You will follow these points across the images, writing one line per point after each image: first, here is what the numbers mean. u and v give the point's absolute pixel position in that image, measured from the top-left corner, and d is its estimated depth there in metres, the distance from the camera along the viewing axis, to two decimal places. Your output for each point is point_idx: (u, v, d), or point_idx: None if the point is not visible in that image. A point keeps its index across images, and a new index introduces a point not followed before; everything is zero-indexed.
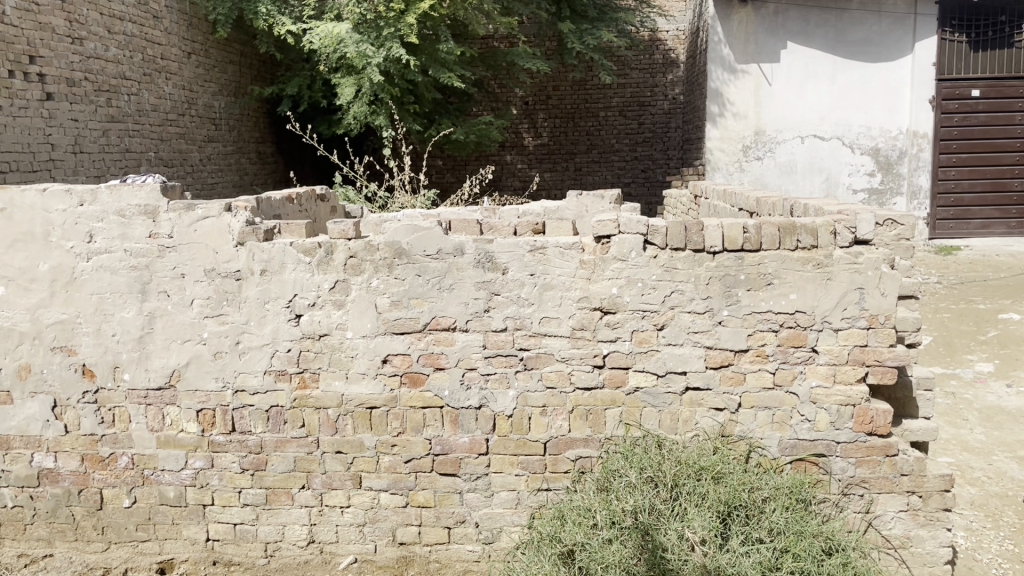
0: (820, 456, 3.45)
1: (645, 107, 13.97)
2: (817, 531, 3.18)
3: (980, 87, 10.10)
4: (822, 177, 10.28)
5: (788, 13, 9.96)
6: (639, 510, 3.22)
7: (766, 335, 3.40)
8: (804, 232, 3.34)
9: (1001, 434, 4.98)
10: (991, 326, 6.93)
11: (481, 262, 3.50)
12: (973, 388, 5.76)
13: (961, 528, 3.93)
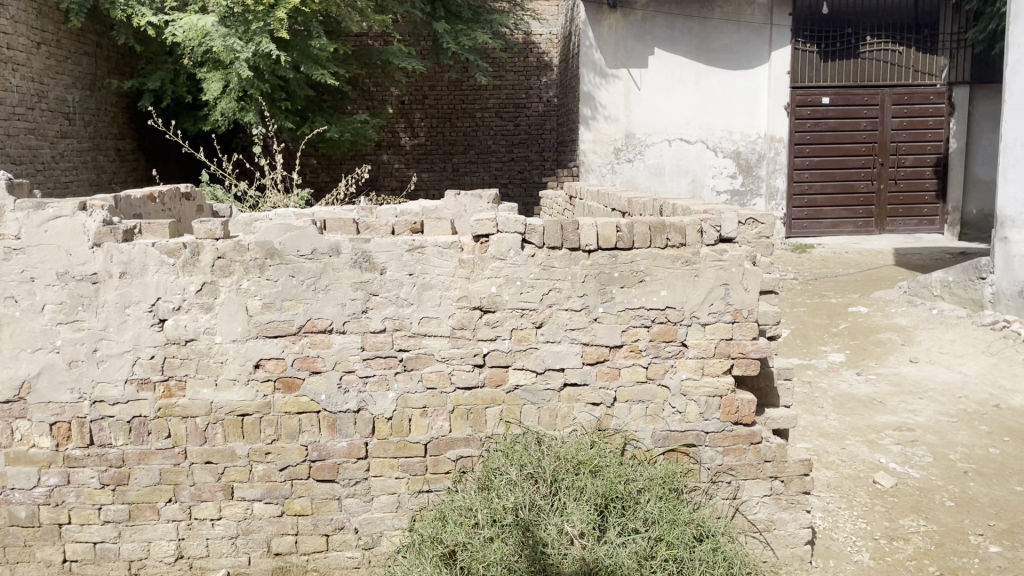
0: (690, 446, 3.58)
1: (520, 108, 14.15)
2: (688, 519, 3.31)
3: (829, 95, 10.86)
4: (688, 178, 10.73)
5: (655, 20, 10.39)
6: (519, 507, 3.25)
7: (639, 330, 3.51)
8: (673, 230, 3.47)
9: (852, 419, 5.33)
10: (842, 318, 7.44)
11: (357, 262, 3.44)
12: (827, 377, 6.15)
13: (818, 509, 4.18)
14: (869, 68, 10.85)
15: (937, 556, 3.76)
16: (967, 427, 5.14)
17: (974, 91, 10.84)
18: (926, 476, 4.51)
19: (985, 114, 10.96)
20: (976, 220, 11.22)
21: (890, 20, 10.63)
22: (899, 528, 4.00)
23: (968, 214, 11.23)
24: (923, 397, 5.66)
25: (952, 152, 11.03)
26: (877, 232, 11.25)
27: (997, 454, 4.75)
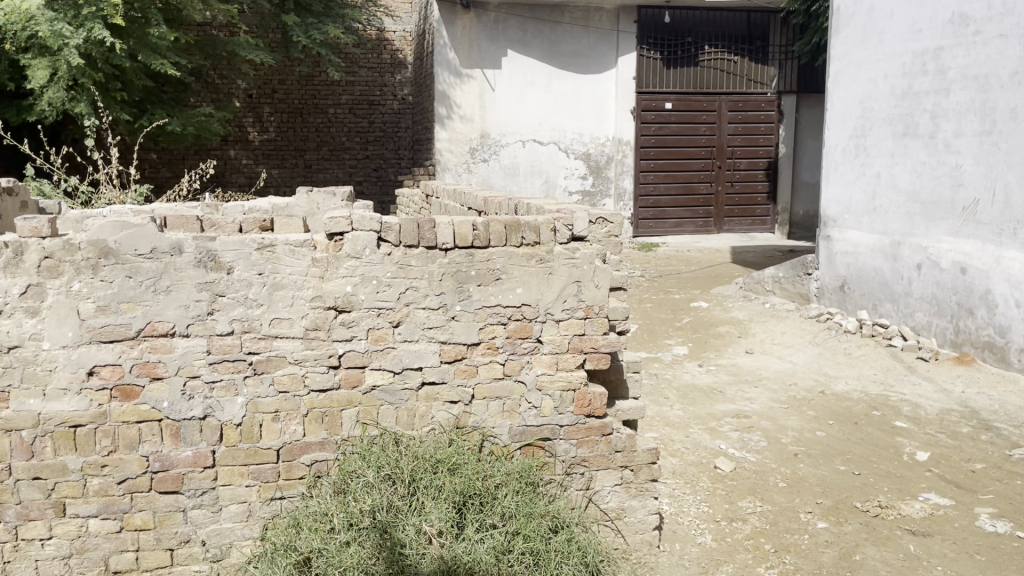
0: (546, 440, 3.66)
1: (374, 106, 13.99)
2: (544, 511, 3.38)
3: (671, 100, 12.05)
4: (541, 179, 11.61)
5: (507, 23, 11.12)
6: (377, 509, 3.21)
7: (496, 328, 3.55)
8: (527, 229, 3.54)
9: (695, 408, 5.63)
10: (685, 313, 7.84)
11: (202, 261, 3.28)
12: (672, 369, 6.46)
13: (666, 495, 4.39)
14: (706, 76, 12.17)
15: (772, 534, 4.02)
16: (797, 412, 5.54)
17: (799, 101, 12.54)
18: (761, 459, 4.83)
19: (808, 122, 12.67)
20: (802, 220, 12.88)
21: (725, 31, 12.02)
22: (737, 509, 4.26)
23: (795, 214, 12.86)
24: (758, 385, 6.06)
25: (780, 156, 12.66)
26: (715, 231, 12.75)
27: (822, 436, 5.14)
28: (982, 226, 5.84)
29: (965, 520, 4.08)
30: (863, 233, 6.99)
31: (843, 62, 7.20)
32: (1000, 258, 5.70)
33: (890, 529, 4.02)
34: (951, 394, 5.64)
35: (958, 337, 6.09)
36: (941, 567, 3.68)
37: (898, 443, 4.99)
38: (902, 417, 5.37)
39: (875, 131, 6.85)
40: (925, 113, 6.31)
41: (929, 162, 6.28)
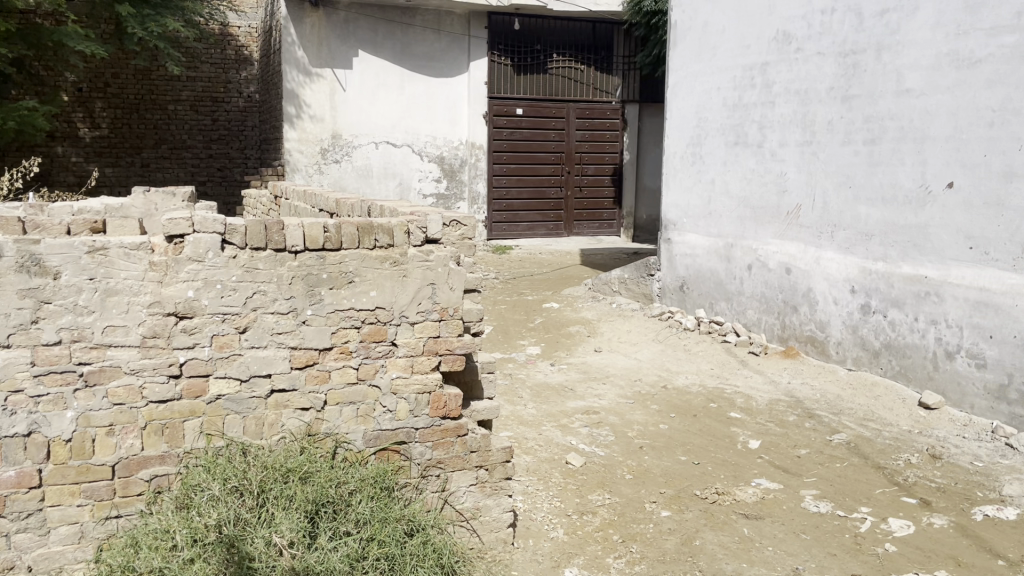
0: (401, 443, 3.65)
1: (218, 103, 13.44)
2: (399, 516, 3.37)
3: (522, 107, 12.65)
4: (395, 181, 11.92)
5: (358, 23, 11.34)
6: (223, 523, 3.06)
7: (348, 332, 3.50)
8: (380, 231, 3.52)
9: (548, 407, 5.77)
10: (537, 314, 8.04)
11: (24, 266, 3.05)
12: (525, 368, 6.60)
13: (520, 493, 4.48)
14: (554, 83, 12.84)
15: (619, 525, 4.19)
16: (642, 407, 5.79)
17: (641, 109, 13.44)
18: (609, 454, 5.02)
19: (649, 130, 13.63)
20: (646, 224, 13.85)
21: (572, 40, 12.76)
22: (587, 503, 4.41)
23: (640, 218, 13.82)
24: (606, 382, 6.29)
25: (625, 163, 13.54)
26: (565, 234, 13.47)
27: (666, 429, 5.40)
28: (804, 229, 6.32)
29: (793, 502, 4.39)
30: (700, 236, 7.42)
31: (680, 74, 7.61)
32: (820, 259, 6.18)
33: (727, 514, 4.28)
34: (779, 384, 6.07)
35: (785, 333, 6.56)
36: (771, 548, 3.94)
37: (734, 433, 5.32)
38: (736, 408, 5.73)
39: (709, 140, 7.28)
40: (754, 123, 6.77)
41: (758, 169, 6.74)
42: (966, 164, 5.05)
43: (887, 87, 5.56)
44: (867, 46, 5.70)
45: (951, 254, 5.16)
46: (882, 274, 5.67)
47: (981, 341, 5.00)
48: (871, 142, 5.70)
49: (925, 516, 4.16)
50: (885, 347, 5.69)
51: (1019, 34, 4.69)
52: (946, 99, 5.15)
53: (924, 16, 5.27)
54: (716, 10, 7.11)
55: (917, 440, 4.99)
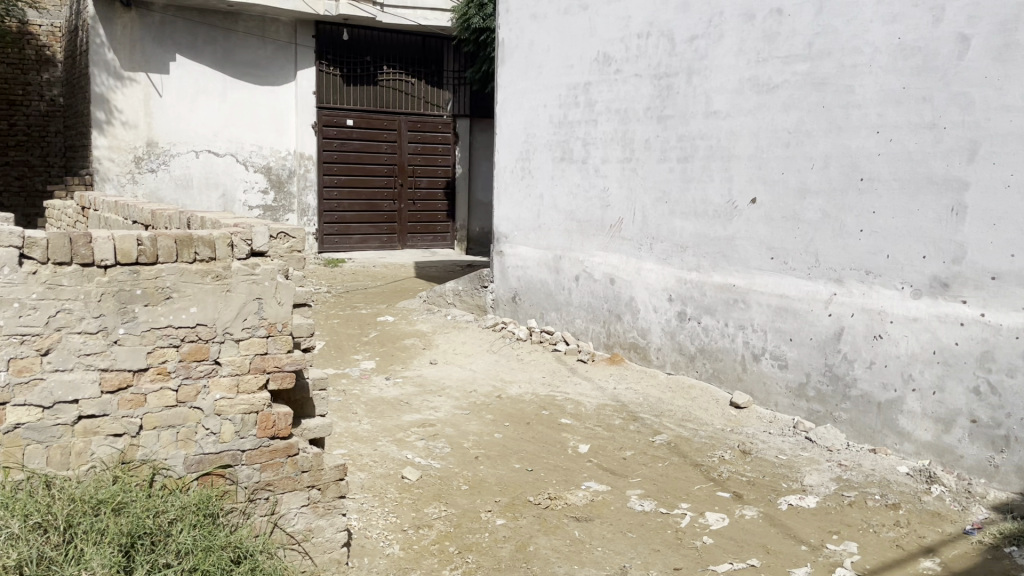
0: (226, 467, 3.48)
1: (16, 106, 12.30)
2: (225, 542, 3.22)
3: (353, 117, 12.71)
4: (218, 192, 11.66)
5: (175, 25, 11.06)
6: (25, 563, 2.75)
7: (166, 351, 3.30)
8: (201, 244, 3.35)
9: (383, 421, 5.70)
10: (371, 328, 7.96)
11: None
12: (359, 384, 6.48)
13: (354, 511, 4.39)
14: (386, 95, 12.97)
15: (455, 536, 4.20)
16: (476, 417, 5.85)
17: (472, 124, 13.80)
18: (445, 465, 5.03)
19: (481, 144, 14.01)
20: (479, 237, 14.18)
21: (400, 53, 12.94)
22: (423, 516, 4.40)
23: (472, 232, 14.13)
24: (441, 394, 6.31)
25: (457, 177, 13.82)
26: (399, 247, 13.56)
27: (500, 438, 5.48)
28: (627, 241, 6.63)
29: (620, 502, 4.58)
30: (531, 249, 7.62)
31: (509, 91, 7.80)
32: (640, 269, 6.50)
33: (558, 518, 4.39)
34: (606, 390, 6.33)
35: (610, 340, 6.85)
36: (600, 548, 4.09)
37: (564, 438, 5.48)
38: (567, 414, 5.91)
39: (537, 155, 7.51)
40: (578, 140, 7.05)
41: (583, 184, 7.02)
42: (766, 181, 5.49)
43: (697, 108, 5.96)
44: (679, 70, 6.08)
45: (755, 263, 5.60)
46: (697, 283, 6.04)
47: (783, 344, 5.44)
48: (684, 160, 6.08)
49: (738, 509, 4.46)
50: (699, 351, 6.07)
51: (809, 63, 5.17)
52: (749, 120, 5.58)
53: (729, 44, 5.69)
54: (542, 29, 7.36)
55: (729, 437, 5.35)
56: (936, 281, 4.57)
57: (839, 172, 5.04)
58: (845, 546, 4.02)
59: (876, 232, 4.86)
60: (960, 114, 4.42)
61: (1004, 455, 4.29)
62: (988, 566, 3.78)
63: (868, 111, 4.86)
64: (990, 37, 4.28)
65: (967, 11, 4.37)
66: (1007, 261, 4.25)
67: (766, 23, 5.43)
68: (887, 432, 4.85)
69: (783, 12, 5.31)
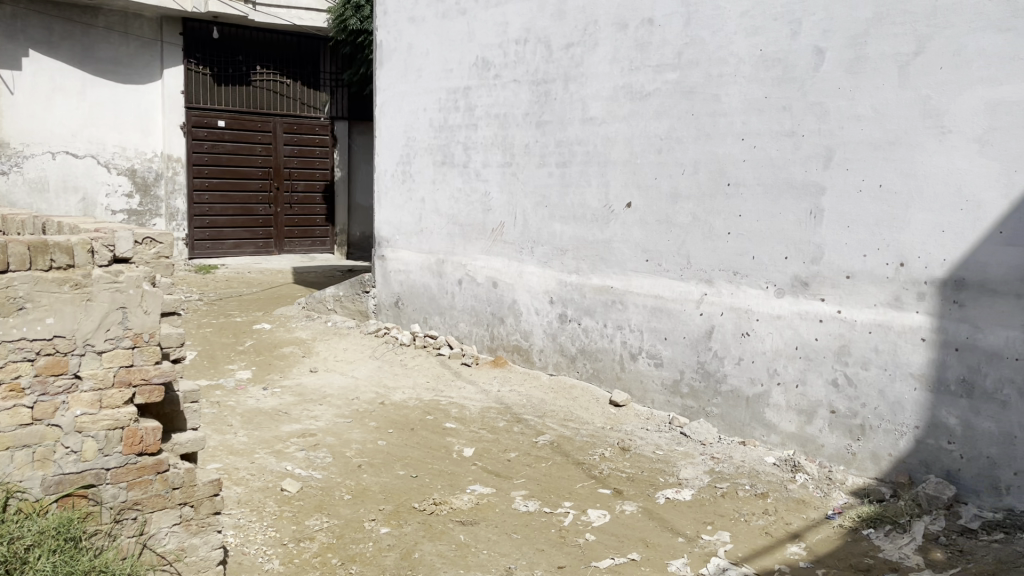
0: (89, 487, 3.26)
1: None
2: (88, 566, 3.02)
3: (225, 118, 12.35)
4: (78, 196, 11.32)
5: (29, 20, 10.76)
6: None
7: (20, 365, 3.09)
8: (57, 251, 3.16)
9: (260, 433, 5.52)
10: (247, 336, 7.70)
11: None
12: (235, 395, 6.24)
13: (230, 527, 4.22)
14: (259, 96, 12.68)
15: (338, 547, 4.11)
16: (359, 425, 5.75)
17: (350, 127, 13.60)
18: (327, 475, 4.92)
19: (361, 147, 13.83)
20: (360, 242, 13.96)
21: (276, 54, 12.72)
22: (304, 529, 4.28)
23: (353, 236, 13.90)
24: (322, 403, 6.16)
25: (337, 181, 13.58)
26: (276, 252, 13.20)
27: (384, 445, 5.41)
28: (508, 245, 6.70)
29: (504, 504, 4.61)
30: (412, 253, 7.57)
31: (388, 94, 7.74)
32: (522, 273, 6.58)
33: (443, 523, 4.37)
34: (490, 393, 6.35)
35: (493, 343, 6.88)
36: (486, 551, 4.10)
37: (449, 443, 5.46)
38: (451, 418, 5.89)
39: (417, 159, 7.48)
40: (458, 144, 7.06)
41: (464, 188, 7.04)
42: (641, 186, 5.67)
43: (574, 114, 6.08)
44: (556, 76, 6.19)
45: (632, 266, 5.76)
46: (576, 286, 6.17)
47: (658, 343, 5.62)
48: (562, 165, 6.20)
49: (618, 504, 4.58)
50: (580, 352, 6.19)
51: (679, 72, 5.37)
52: (623, 127, 5.75)
53: (603, 52, 5.85)
54: (420, 33, 7.33)
55: (609, 435, 5.47)
56: (797, 280, 4.84)
57: (707, 178, 5.26)
58: (719, 536, 4.19)
59: (742, 234, 5.10)
60: (817, 123, 4.70)
61: (861, 443, 4.59)
62: (849, 548, 4.02)
63: (734, 119, 5.10)
64: (842, 50, 4.57)
65: (821, 25, 4.65)
66: (860, 261, 4.55)
67: (638, 32, 5.61)
68: (755, 425, 5.09)
69: (653, 22, 5.49)
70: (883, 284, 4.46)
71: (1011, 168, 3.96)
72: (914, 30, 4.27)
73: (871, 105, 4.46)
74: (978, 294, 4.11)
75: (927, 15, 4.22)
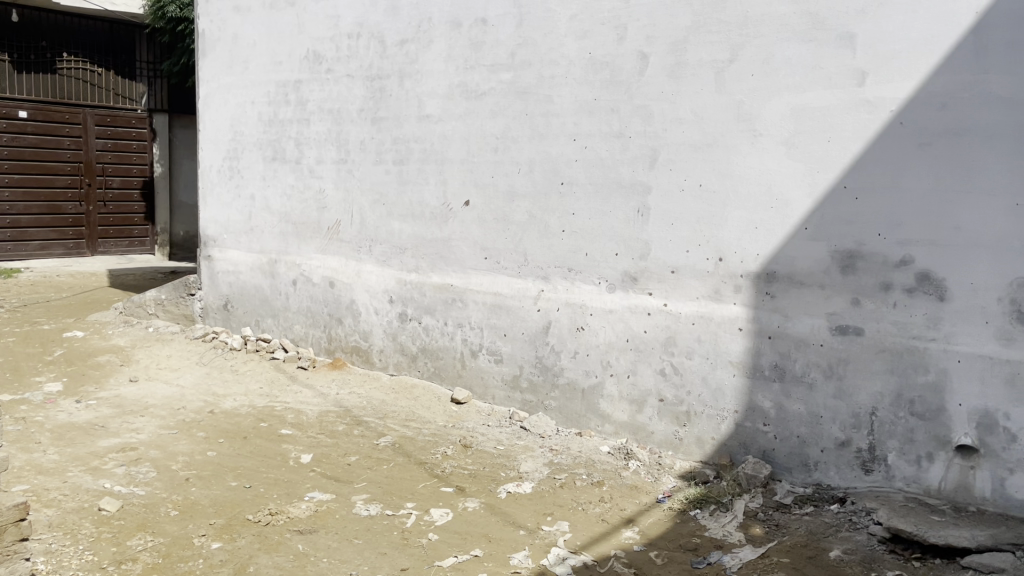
0: None
1: None
2: None
3: (27, 109, 11.47)
4: None
5: None
6: None
7: None
8: None
9: (73, 449, 5.09)
10: (56, 345, 7.08)
11: None
12: (43, 410, 5.72)
13: (40, 554, 3.86)
14: (67, 86, 11.80)
15: (164, 567, 3.86)
16: (186, 436, 5.43)
17: (171, 120, 12.86)
18: (151, 491, 4.61)
19: (183, 141, 13.04)
20: (184, 242, 13.20)
21: (86, 41, 11.91)
22: (126, 550, 3.98)
23: (176, 236, 13.13)
24: (144, 414, 5.77)
25: (157, 177, 12.77)
26: (88, 253, 12.29)
27: (214, 456, 5.14)
28: (344, 244, 6.55)
29: (344, 509, 4.50)
30: (242, 253, 7.26)
31: (213, 85, 7.37)
32: (359, 272, 6.45)
33: (280, 534, 4.21)
34: (328, 396, 6.18)
35: (331, 345, 6.71)
36: (326, 559, 3.98)
37: (285, 450, 5.27)
38: (287, 425, 5.68)
39: (246, 155, 7.16)
40: (289, 139, 6.83)
41: (297, 186, 6.82)
42: (478, 185, 5.70)
43: (410, 111, 6.03)
44: (390, 73, 6.11)
45: (471, 264, 5.79)
46: (415, 285, 6.12)
47: (498, 339, 5.68)
48: (400, 163, 6.13)
49: (461, 502, 4.58)
50: (421, 351, 6.14)
51: (513, 73, 5.45)
52: (459, 125, 5.77)
53: (437, 49, 5.83)
54: (247, 23, 7.03)
55: (451, 433, 5.47)
56: (627, 276, 5.04)
57: (542, 176, 5.37)
58: (558, 527, 4.29)
59: (576, 232, 5.25)
60: (642, 124, 4.91)
61: (687, 428, 4.85)
62: (678, 530, 4.24)
63: (566, 119, 5.24)
64: (664, 55, 4.80)
65: (645, 31, 4.86)
66: (684, 256, 4.80)
67: (471, 32, 5.64)
68: (591, 416, 5.26)
69: (486, 22, 5.55)
70: (704, 278, 4.73)
71: (814, 169, 4.31)
72: (728, 38, 4.55)
73: (692, 109, 4.71)
74: (787, 286, 4.44)
75: (739, 25, 4.51)
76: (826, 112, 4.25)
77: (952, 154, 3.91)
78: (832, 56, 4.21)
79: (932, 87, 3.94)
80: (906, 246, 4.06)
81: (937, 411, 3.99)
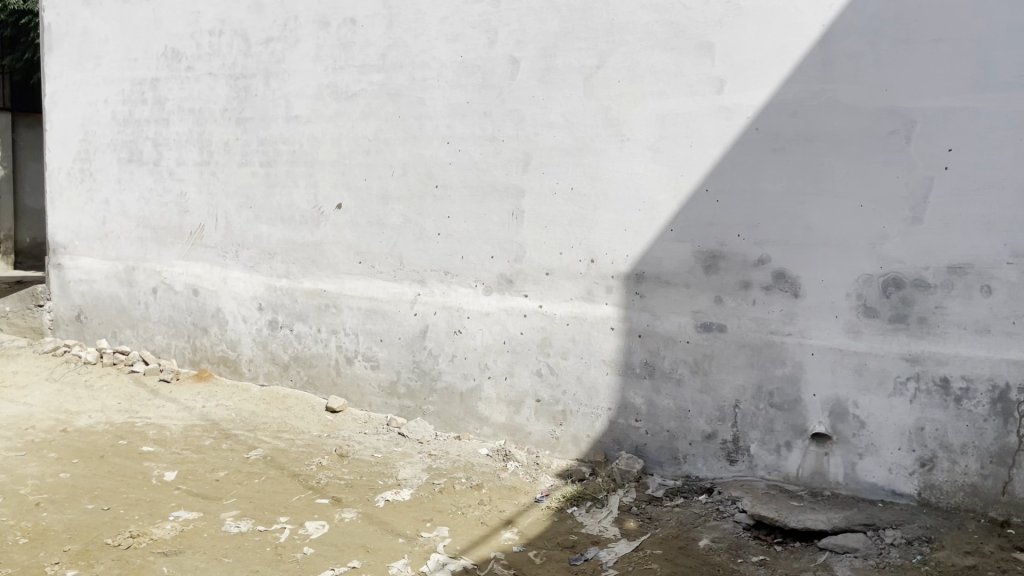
0: None
1: None
2: None
3: None
4: None
5: None
6: None
7: None
8: None
9: None
10: None
11: None
12: None
13: None
14: None
15: None
16: (35, 458, 5.05)
17: (14, 119, 11.98)
18: None
19: (28, 144, 12.23)
20: (29, 249, 12.31)
21: None
22: None
23: (20, 243, 12.24)
24: None
25: None
26: None
27: (67, 478, 4.80)
28: (209, 249, 6.28)
29: (213, 527, 4.30)
30: (96, 260, 6.84)
31: (60, 82, 6.90)
32: (225, 279, 6.20)
33: (143, 557, 3.97)
34: (193, 409, 5.90)
35: (196, 355, 6.41)
36: None
37: (147, 468, 4.98)
38: (149, 441, 5.38)
39: (100, 156, 6.75)
40: (147, 140, 6.48)
41: (156, 188, 6.49)
42: (350, 187, 5.59)
43: (277, 112, 5.85)
44: (255, 72, 5.91)
45: (344, 269, 5.68)
46: (285, 291, 5.93)
47: (373, 345, 5.59)
48: (267, 165, 5.93)
49: (337, 513, 4.47)
50: (293, 359, 5.96)
51: (383, 74, 5.38)
52: (330, 127, 5.64)
53: (305, 49, 5.69)
54: (97, 16, 6.62)
55: (326, 443, 5.34)
56: (503, 278, 5.07)
57: (416, 179, 5.32)
58: (437, 532, 4.26)
59: (450, 235, 5.24)
60: (514, 128, 4.95)
61: (563, 427, 4.92)
62: (556, 528, 4.30)
63: (438, 122, 5.21)
64: (534, 60, 4.86)
65: (515, 36, 4.90)
66: (557, 259, 4.87)
67: (340, 31, 5.53)
68: (468, 419, 5.25)
69: (356, 22, 5.45)
70: (577, 279, 4.82)
71: (678, 173, 4.47)
72: (595, 45, 4.65)
73: (562, 113, 4.79)
74: (655, 286, 4.58)
75: (605, 32, 4.62)
76: (688, 118, 4.41)
77: (803, 159, 4.14)
78: (693, 63, 4.39)
79: (785, 95, 4.17)
80: (762, 246, 4.27)
81: (793, 402, 4.23)
